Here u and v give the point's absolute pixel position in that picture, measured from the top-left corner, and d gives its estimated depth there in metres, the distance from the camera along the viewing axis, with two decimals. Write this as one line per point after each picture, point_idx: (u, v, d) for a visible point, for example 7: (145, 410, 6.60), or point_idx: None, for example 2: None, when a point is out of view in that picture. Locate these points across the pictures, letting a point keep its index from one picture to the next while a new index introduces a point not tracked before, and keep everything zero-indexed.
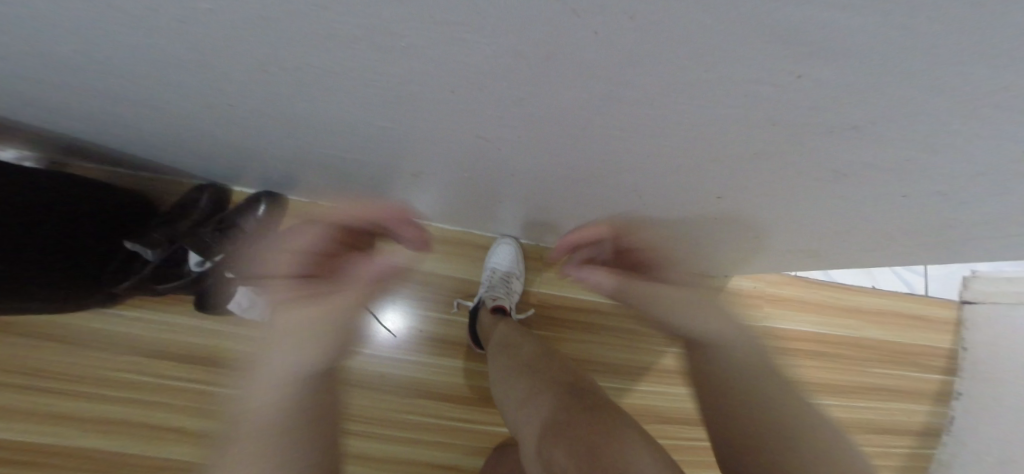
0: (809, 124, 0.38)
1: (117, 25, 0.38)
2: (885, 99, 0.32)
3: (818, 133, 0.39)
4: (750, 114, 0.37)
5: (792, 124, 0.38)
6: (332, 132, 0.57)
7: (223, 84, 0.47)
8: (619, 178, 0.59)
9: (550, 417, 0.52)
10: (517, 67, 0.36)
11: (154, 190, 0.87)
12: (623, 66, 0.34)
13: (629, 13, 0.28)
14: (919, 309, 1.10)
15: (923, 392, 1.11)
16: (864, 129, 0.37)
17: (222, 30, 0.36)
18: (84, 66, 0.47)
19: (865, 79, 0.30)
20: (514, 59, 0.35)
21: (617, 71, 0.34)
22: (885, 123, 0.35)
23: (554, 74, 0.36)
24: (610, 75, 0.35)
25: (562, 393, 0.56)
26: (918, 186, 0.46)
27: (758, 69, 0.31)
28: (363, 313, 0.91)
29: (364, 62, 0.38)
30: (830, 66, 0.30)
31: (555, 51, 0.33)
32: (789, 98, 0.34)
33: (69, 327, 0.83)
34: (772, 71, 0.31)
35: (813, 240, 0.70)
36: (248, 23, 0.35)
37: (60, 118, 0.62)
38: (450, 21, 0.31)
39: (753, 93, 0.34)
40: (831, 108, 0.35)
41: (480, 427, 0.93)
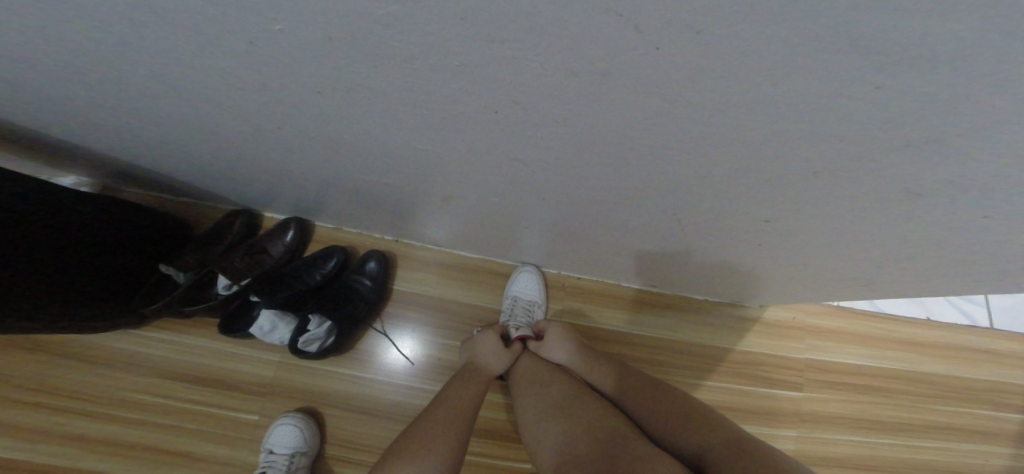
0: (880, 143, 0.35)
1: (172, 48, 0.39)
2: (972, 107, 0.29)
3: (882, 154, 0.36)
4: (809, 131, 0.35)
5: (857, 139, 0.35)
6: (361, 160, 0.57)
7: (263, 110, 0.48)
8: (655, 209, 0.57)
9: (592, 451, 0.52)
10: (569, 83, 0.34)
11: (187, 213, 0.89)
12: (682, 81, 0.32)
13: (697, 28, 0.27)
14: (984, 344, 1.02)
15: (999, 434, 1.00)
16: (941, 146, 0.34)
17: (266, 51, 0.37)
18: (125, 92, 0.48)
19: (954, 87, 0.28)
20: (565, 77, 0.34)
21: (675, 87, 0.33)
22: (968, 136, 0.32)
23: (605, 91, 0.34)
24: (658, 91, 0.33)
25: (605, 426, 0.55)
26: (998, 213, 0.42)
27: (836, 78, 0.29)
28: (383, 339, 0.90)
29: (403, 81, 0.38)
30: (907, 71, 0.27)
31: (609, 68, 0.32)
32: (853, 108, 0.31)
33: (102, 349, 0.85)
34: (850, 80, 0.29)
35: (867, 271, 0.66)
36: (291, 42, 0.35)
37: (108, 144, 0.65)
38: (505, 33, 0.30)
39: (824, 108, 0.32)
40: (909, 124, 0.32)
41: (499, 462, 0.88)
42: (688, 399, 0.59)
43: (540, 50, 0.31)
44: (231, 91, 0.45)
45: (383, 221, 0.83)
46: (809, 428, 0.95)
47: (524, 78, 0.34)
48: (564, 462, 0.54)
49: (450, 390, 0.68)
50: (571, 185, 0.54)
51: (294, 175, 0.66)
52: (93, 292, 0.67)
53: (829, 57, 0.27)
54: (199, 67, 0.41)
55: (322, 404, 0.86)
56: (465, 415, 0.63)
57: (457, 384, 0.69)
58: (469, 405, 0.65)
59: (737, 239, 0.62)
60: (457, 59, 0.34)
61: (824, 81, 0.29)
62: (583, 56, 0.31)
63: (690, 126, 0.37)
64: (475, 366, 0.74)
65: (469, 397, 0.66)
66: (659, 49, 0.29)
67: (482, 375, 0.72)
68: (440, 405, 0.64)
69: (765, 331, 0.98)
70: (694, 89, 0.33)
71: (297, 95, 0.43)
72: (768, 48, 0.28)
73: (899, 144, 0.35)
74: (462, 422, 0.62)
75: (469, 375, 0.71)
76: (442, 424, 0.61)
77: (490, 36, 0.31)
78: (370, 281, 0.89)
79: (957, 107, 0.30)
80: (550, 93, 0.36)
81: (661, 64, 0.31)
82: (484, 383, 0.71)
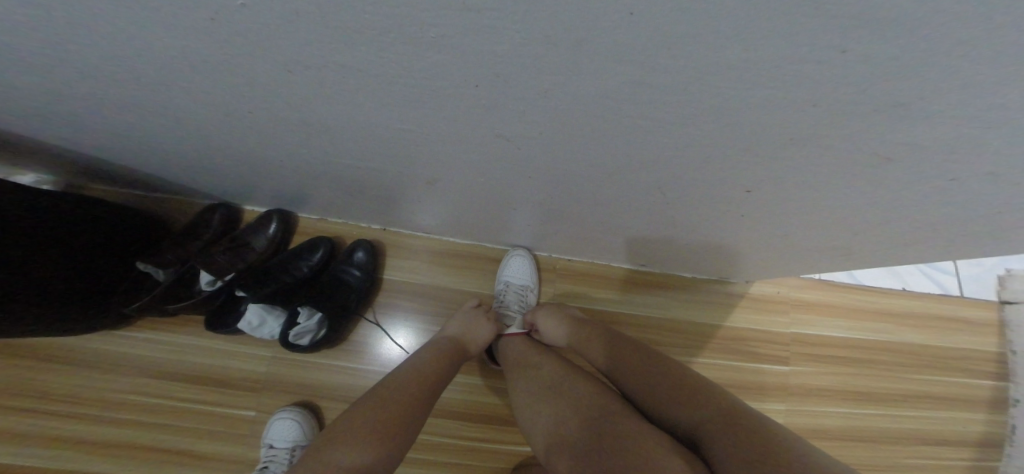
0: (862, 110, 0.35)
1: (128, 30, 0.36)
2: (951, 69, 0.29)
3: (862, 122, 0.36)
4: (792, 101, 0.35)
5: (837, 108, 0.35)
6: (342, 146, 0.56)
7: (235, 95, 0.46)
8: (641, 187, 0.57)
9: (587, 425, 0.53)
10: (550, 57, 0.33)
11: (162, 209, 0.87)
12: (661, 49, 0.31)
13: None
14: (957, 312, 1.05)
15: (974, 399, 1.04)
16: (919, 111, 0.34)
17: (230, 30, 0.35)
18: (87, 81, 0.46)
19: (934, 49, 0.28)
20: (545, 51, 0.33)
21: (656, 57, 0.32)
22: (947, 101, 0.32)
23: (588, 63, 0.33)
24: (638, 63, 0.33)
25: (599, 401, 0.56)
26: (972, 179, 0.43)
27: (817, 41, 0.28)
28: (375, 329, 0.90)
29: (378, 60, 0.36)
30: (887, 33, 0.27)
31: (589, 37, 0.31)
32: (835, 74, 0.31)
33: (83, 351, 0.83)
34: (831, 44, 0.29)
35: (846, 243, 0.67)
36: (256, 21, 0.33)
37: (72, 137, 0.62)
38: (481, 3, 0.29)
39: (808, 76, 0.32)
40: (891, 88, 0.32)
41: (497, 446, 0.89)
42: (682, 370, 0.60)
43: (518, 20, 0.30)
44: (199, 75, 0.43)
45: (368, 209, 0.81)
46: (797, 401, 0.98)
47: (503, 51, 0.33)
48: (560, 436, 0.55)
49: (421, 358, 0.68)
50: (557, 165, 0.54)
51: (273, 164, 0.65)
52: (67, 292, 0.66)
53: (809, 19, 0.27)
54: (159, 49, 0.39)
55: (316, 396, 0.86)
56: (431, 382, 0.64)
57: (429, 353, 0.70)
58: (436, 374, 0.66)
59: (722, 215, 0.63)
60: (433, 33, 0.32)
61: (807, 46, 0.29)
62: (562, 25, 0.30)
63: (672, 99, 0.37)
64: (448, 340, 0.74)
65: (436, 368, 0.67)
66: (634, 15, 0.28)
67: (459, 349, 0.74)
68: (407, 368, 0.66)
69: (750, 307, 1.00)
70: (676, 59, 0.32)
71: (267, 77, 0.41)
72: (747, 13, 0.27)
73: (883, 110, 0.34)
74: (427, 389, 0.63)
75: (439, 347, 0.72)
76: (410, 388, 0.62)
77: (466, 6, 0.29)
78: (358, 270, 0.88)
79: (937, 69, 0.30)
80: (531, 67, 0.35)
81: (642, 33, 0.30)
82: (455, 357, 0.72)
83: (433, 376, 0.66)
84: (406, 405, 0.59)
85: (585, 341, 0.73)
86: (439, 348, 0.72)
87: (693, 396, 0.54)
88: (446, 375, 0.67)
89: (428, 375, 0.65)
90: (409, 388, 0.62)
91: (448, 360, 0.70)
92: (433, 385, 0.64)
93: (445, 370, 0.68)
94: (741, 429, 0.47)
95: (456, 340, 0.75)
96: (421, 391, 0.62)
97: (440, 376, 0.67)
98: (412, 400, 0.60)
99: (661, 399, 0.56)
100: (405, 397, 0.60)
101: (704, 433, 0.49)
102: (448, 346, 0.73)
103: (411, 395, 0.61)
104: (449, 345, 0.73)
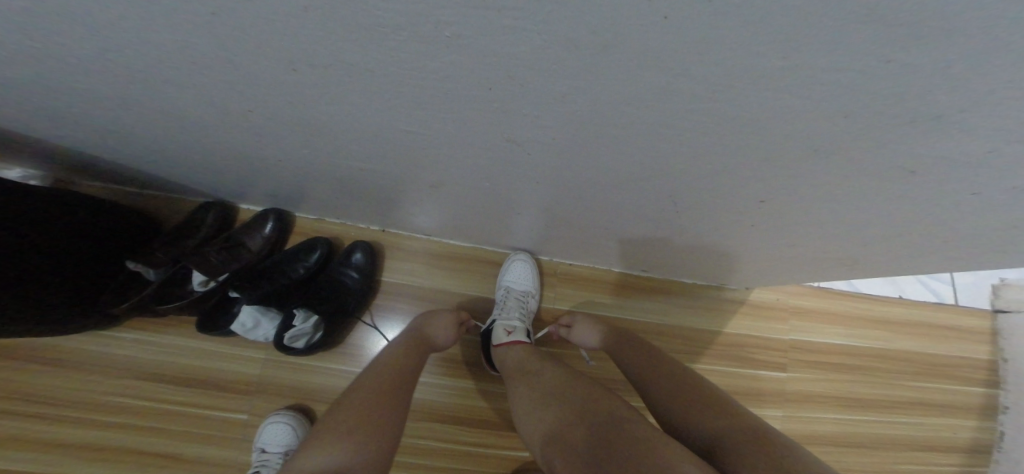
0: (884, 121, 0.34)
1: (130, 21, 0.35)
2: (977, 81, 0.29)
3: (881, 134, 0.36)
4: (813, 110, 0.34)
5: (858, 119, 0.35)
6: (345, 146, 0.55)
7: (238, 92, 0.45)
8: (648, 192, 0.57)
9: (591, 425, 0.53)
10: (572, 60, 0.32)
11: (155, 207, 0.85)
12: (686, 52, 0.30)
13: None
14: (951, 320, 1.06)
15: (965, 407, 1.05)
16: (939, 124, 0.34)
17: (238, 25, 0.34)
18: (83, 75, 0.45)
19: (964, 61, 0.27)
20: (566, 54, 0.32)
21: (683, 63, 0.31)
22: (969, 113, 0.32)
23: (610, 67, 0.33)
24: (662, 67, 0.32)
25: (603, 404, 0.56)
26: (984, 192, 0.43)
27: (849, 48, 0.28)
28: (372, 332, 0.88)
29: (392, 60, 0.35)
30: (916, 44, 0.27)
31: (614, 41, 0.30)
32: (860, 85, 0.31)
33: (72, 351, 0.81)
34: (863, 53, 0.28)
35: (848, 252, 0.67)
36: (266, 15, 0.32)
37: (66, 131, 0.60)
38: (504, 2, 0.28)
39: (834, 85, 0.31)
40: (916, 99, 0.31)
41: (494, 452, 0.88)
42: (703, 384, 0.59)
43: (540, 20, 0.29)
44: (201, 70, 0.41)
45: (366, 209, 0.80)
46: (794, 407, 0.98)
47: (522, 53, 0.32)
48: (562, 436, 0.55)
49: (391, 354, 0.69)
50: (565, 170, 0.53)
51: (273, 163, 0.63)
52: (59, 291, 0.64)
53: (840, 25, 0.26)
54: (161, 42, 0.37)
55: (311, 400, 0.85)
56: (403, 381, 0.64)
57: (397, 347, 0.70)
58: (403, 366, 0.66)
59: (726, 222, 0.63)
60: (449, 32, 0.32)
61: (834, 55, 0.28)
62: (586, 26, 0.29)
63: (689, 106, 0.36)
64: (413, 332, 0.75)
65: (403, 362, 0.67)
66: (668, 19, 0.28)
67: (431, 341, 0.75)
68: (380, 364, 0.66)
69: (749, 313, 1.00)
70: (704, 64, 0.31)
71: (271, 74, 0.40)
72: (779, 17, 0.26)
73: (902, 122, 0.34)
74: (399, 383, 0.63)
75: (408, 340, 0.72)
76: (377, 383, 0.62)
77: (485, 3, 0.28)
78: (356, 273, 0.87)
79: (964, 81, 0.29)
80: (549, 69, 0.34)
81: (671, 37, 0.29)
82: (423, 348, 0.72)
83: (406, 375, 0.65)
84: (374, 400, 0.59)
85: (622, 347, 0.73)
86: (404, 340, 0.72)
87: (710, 407, 0.54)
88: (413, 366, 0.67)
89: (401, 374, 0.65)
90: (379, 388, 0.61)
91: (415, 351, 0.70)
92: (405, 384, 0.64)
93: (413, 361, 0.68)
94: (759, 436, 0.47)
95: (425, 333, 0.76)
96: (392, 386, 0.62)
97: (408, 368, 0.67)
98: (382, 393, 0.60)
99: (679, 403, 0.56)
100: (376, 393, 0.60)
101: (719, 440, 0.48)
102: (414, 339, 0.73)
103: (383, 389, 0.61)
104: (414, 337, 0.73)
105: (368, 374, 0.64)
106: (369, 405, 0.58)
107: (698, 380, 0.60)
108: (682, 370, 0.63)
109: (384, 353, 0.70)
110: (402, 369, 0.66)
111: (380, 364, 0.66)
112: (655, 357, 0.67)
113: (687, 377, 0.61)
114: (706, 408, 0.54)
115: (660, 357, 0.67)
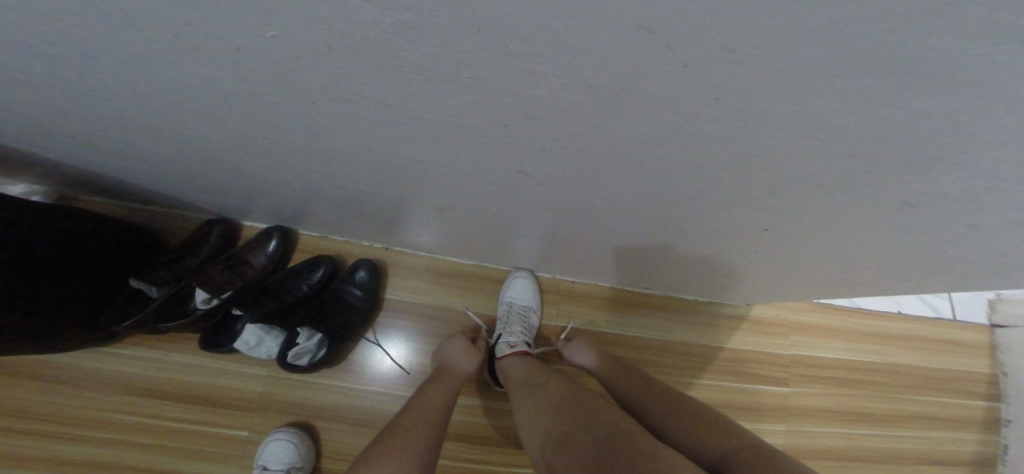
0: (879, 150, 0.36)
1: (166, 55, 0.37)
2: (963, 118, 0.31)
3: (878, 162, 0.38)
4: (817, 137, 0.36)
5: (856, 147, 0.36)
6: (355, 167, 0.55)
7: (255, 117, 0.46)
8: (653, 212, 0.57)
9: (602, 433, 0.53)
10: (591, 96, 0.35)
11: (159, 222, 0.85)
12: (697, 93, 0.33)
13: (730, 48, 0.28)
14: (950, 334, 1.07)
15: (968, 421, 1.05)
16: (933, 152, 0.35)
17: (271, 61, 0.36)
18: (104, 98, 0.46)
19: (950, 105, 0.30)
20: (584, 93, 0.34)
21: (687, 103, 0.34)
22: (960, 142, 0.34)
23: (627, 103, 0.35)
24: (676, 104, 0.34)
25: (614, 415, 0.56)
26: (981, 215, 0.44)
27: (841, 94, 0.31)
28: (375, 349, 0.88)
29: (413, 91, 0.37)
30: (907, 85, 0.29)
31: (630, 83, 0.33)
32: (860, 119, 0.33)
33: (74, 367, 0.80)
34: (857, 96, 0.30)
35: (850, 270, 0.68)
36: (297, 52, 0.34)
37: (81, 151, 0.61)
38: (528, 45, 0.30)
39: (832, 124, 0.34)
40: (905, 135, 0.34)
41: (498, 469, 0.88)
42: (707, 409, 0.59)
43: (561, 63, 0.32)
44: (226, 99, 0.43)
45: (371, 228, 0.81)
46: (797, 422, 0.98)
47: (541, 91, 0.35)
48: (569, 445, 0.55)
49: (426, 389, 0.70)
50: (568, 192, 0.55)
51: (281, 182, 0.64)
52: (59, 311, 0.64)
53: (837, 72, 0.29)
54: (193, 73, 0.40)
55: (313, 416, 0.84)
56: (432, 428, 0.62)
57: (430, 382, 0.72)
58: (439, 401, 0.68)
59: (727, 242, 0.64)
60: (472, 71, 0.34)
61: (834, 91, 0.30)
62: (602, 72, 0.32)
63: (694, 136, 0.38)
64: (443, 367, 0.76)
65: (440, 397, 0.69)
66: (687, 68, 0.30)
67: (460, 371, 0.76)
68: (420, 399, 0.68)
69: (750, 329, 1.01)
70: (709, 106, 0.34)
71: (292, 103, 0.42)
72: (774, 68, 0.29)
73: (896, 151, 0.36)
74: (438, 418, 0.64)
75: (438, 376, 0.74)
76: (418, 417, 0.63)
77: (508, 46, 0.31)
78: (360, 290, 0.87)
79: (953, 118, 0.31)
80: (560, 107, 0.37)
81: (683, 81, 0.32)
82: (457, 380, 0.74)
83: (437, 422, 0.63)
84: (411, 431, 0.60)
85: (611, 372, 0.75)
86: (435, 376, 0.74)
87: (716, 428, 0.54)
88: (450, 401, 0.69)
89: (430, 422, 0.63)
90: (411, 428, 0.61)
91: (452, 387, 0.72)
92: (435, 432, 0.62)
93: (450, 396, 0.70)
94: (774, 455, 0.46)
95: (457, 367, 0.77)
96: (433, 419, 0.63)
97: (444, 401, 0.68)
98: (419, 424, 0.62)
99: (687, 424, 0.56)
100: (418, 423, 0.62)
101: (724, 456, 0.48)
102: (445, 374, 0.75)
103: (425, 424, 0.62)
104: (447, 372, 0.75)
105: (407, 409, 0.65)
106: (411, 438, 0.59)
107: (704, 407, 0.60)
108: (680, 396, 0.63)
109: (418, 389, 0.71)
110: (433, 419, 0.63)
111: (419, 399, 0.68)
112: (658, 385, 0.67)
113: (691, 403, 0.61)
114: (712, 429, 0.54)
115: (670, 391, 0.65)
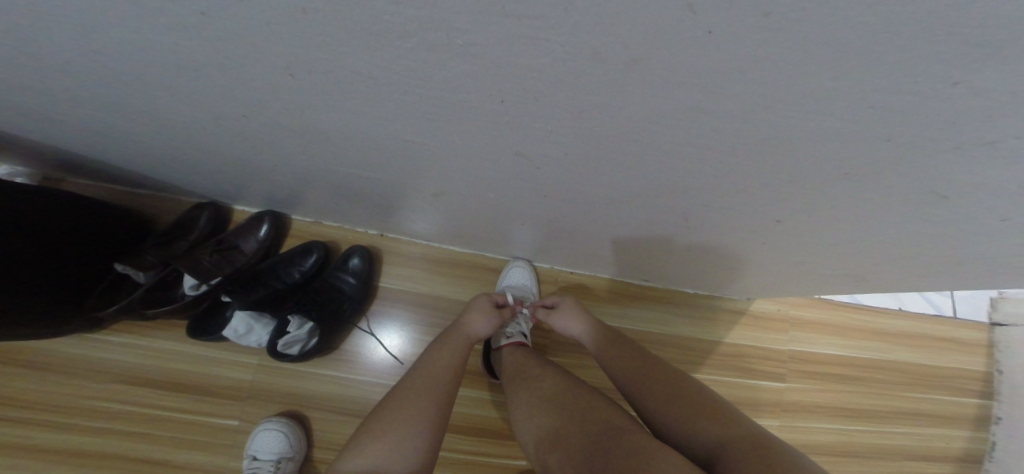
0: (906, 138, 0.33)
1: (129, 19, 0.34)
2: (1005, 103, 0.28)
3: (899, 151, 0.35)
4: (840, 122, 0.33)
5: (881, 133, 0.33)
6: (346, 148, 0.53)
7: (235, 93, 0.44)
8: (657, 201, 0.56)
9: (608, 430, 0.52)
10: (597, 69, 0.31)
11: (149, 207, 0.83)
12: (716, 67, 0.29)
13: (764, 10, 0.24)
14: (948, 332, 1.07)
15: (960, 417, 1.05)
16: (962, 141, 0.33)
17: (244, 23, 0.33)
18: (72, 71, 0.43)
19: (996, 89, 0.27)
20: (590, 66, 0.31)
21: (713, 77, 0.30)
22: (997, 131, 0.31)
23: (635, 79, 0.32)
24: (692, 80, 0.31)
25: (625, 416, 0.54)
26: (996, 212, 0.42)
27: (884, 71, 0.27)
28: (367, 338, 0.87)
29: (402, 62, 0.34)
30: (956, 60, 0.25)
31: (643, 54, 0.29)
32: (896, 101, 0.30)
33: (58, 354, 0.79)
34: (893, 75, 0.27)
35: (855, 266, 0.67)
36: (274, 16, 0.31)
37: (55, 128, 0.58)
38: (527, 9, 0.27)
39: (860, 106, 0.31)
40: (937, 121, 0.31)
41: (490, 460, 0.87)
42: (717, 399, 0.56)
43: (566, 31, 0.28)
44: (201, 71, 0.40)
45: (366, 213, 0.79)
46: (791, 417, 0.98)
47: (541, 63, 0.32)
48: (569, 436, 0.54)
49: (432, 353, 0.66)
50: (569, 180, 0.53)
51: (269, 164, 0.62)
52: (44, 291, 0.62)
53: (871, 46, 0.26)
54: (162, 41, 0.36)
55: (304, 404, 0.83)
56: (441, 394, 0.61)
57: (440, 345, 0.67)
58: (446, 373, 0.63)
59: (731, 234, 0.62)
60: (463, 38, 0.31)
61: (867, 68, 0.27)
62: (615, 40, 0.28)
63: (706, 120, 0.36)
64: (456, 327, 0.70)
65: (448, 367, 0.64)
66: (712, 34, 0.27)
67: (472, 335, 0.70)
68: (425, 366, 0.64)
69: (750, 323, 1.00)
70: (731, 82, 0.31)
71: (272, 76, 0.39)
72: (813, 36, 0.25)
73: (925, 138, 0.33)
74: (443, 392, 0.61)
75: (447, 336, 0.69)
76: (420, 390, 0.60)
77: (504, 11, 0.28)
78: (353, 278, 0.85)
79: (995, 103, 0.28)
80: (566, 82, 0.34)
81: (705, 52, 0.28)
82: (467, 343, 0.69)
83: (445, 388, 0.62)
84: (412, 407, 0.58)
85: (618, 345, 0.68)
86: (445, 336, 0.69)
87: (719, 418, 0.52)
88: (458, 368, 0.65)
89: (439, 386, 0.61)
90: (411, 405, 0.58)
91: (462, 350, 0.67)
92: (445, 400, 0.61)
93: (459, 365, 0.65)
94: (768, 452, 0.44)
95: (474, 329, 0.70)
96: (435, 392, 0.60)
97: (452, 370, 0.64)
98: (419, 400, 0.59)
99: (691, 409, 0.54)
100: (418, 399, 0.59)
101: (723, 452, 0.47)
102: (457, 333, 0.69)
103: (427, 399, 0.59)
104: (457, 334, 0.69)
105: (411, 377, 0.62)
106: (408, 419, 0.57)
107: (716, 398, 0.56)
108: (690, 383, 0.59)
109: (425, 355, 0.66)
110: (439, 389, 0.61)
111: (426, 366, 0.64)
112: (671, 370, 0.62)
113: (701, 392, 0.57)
114: (714, 418, 0.52)
115: (681, 377, 0.61)
